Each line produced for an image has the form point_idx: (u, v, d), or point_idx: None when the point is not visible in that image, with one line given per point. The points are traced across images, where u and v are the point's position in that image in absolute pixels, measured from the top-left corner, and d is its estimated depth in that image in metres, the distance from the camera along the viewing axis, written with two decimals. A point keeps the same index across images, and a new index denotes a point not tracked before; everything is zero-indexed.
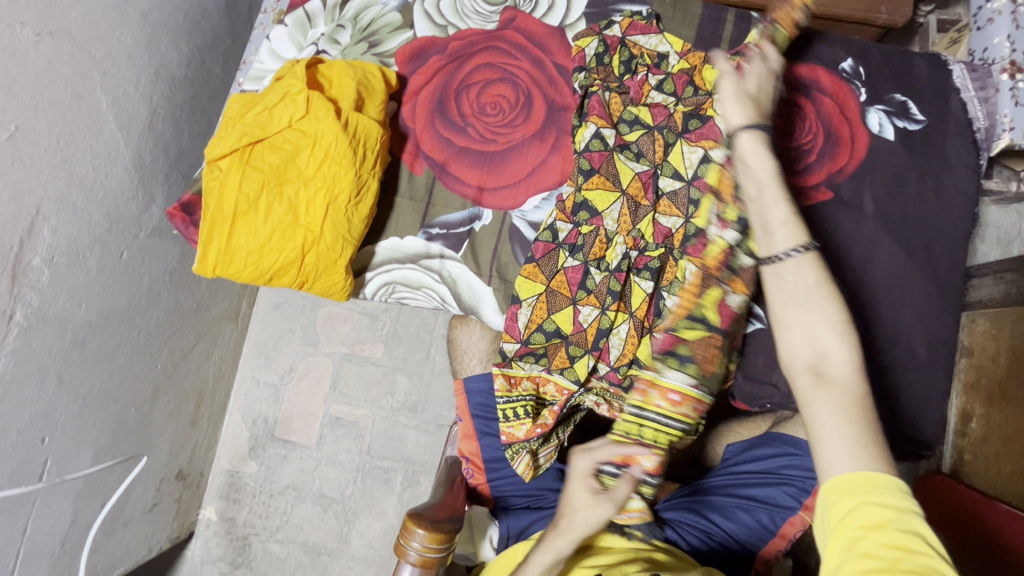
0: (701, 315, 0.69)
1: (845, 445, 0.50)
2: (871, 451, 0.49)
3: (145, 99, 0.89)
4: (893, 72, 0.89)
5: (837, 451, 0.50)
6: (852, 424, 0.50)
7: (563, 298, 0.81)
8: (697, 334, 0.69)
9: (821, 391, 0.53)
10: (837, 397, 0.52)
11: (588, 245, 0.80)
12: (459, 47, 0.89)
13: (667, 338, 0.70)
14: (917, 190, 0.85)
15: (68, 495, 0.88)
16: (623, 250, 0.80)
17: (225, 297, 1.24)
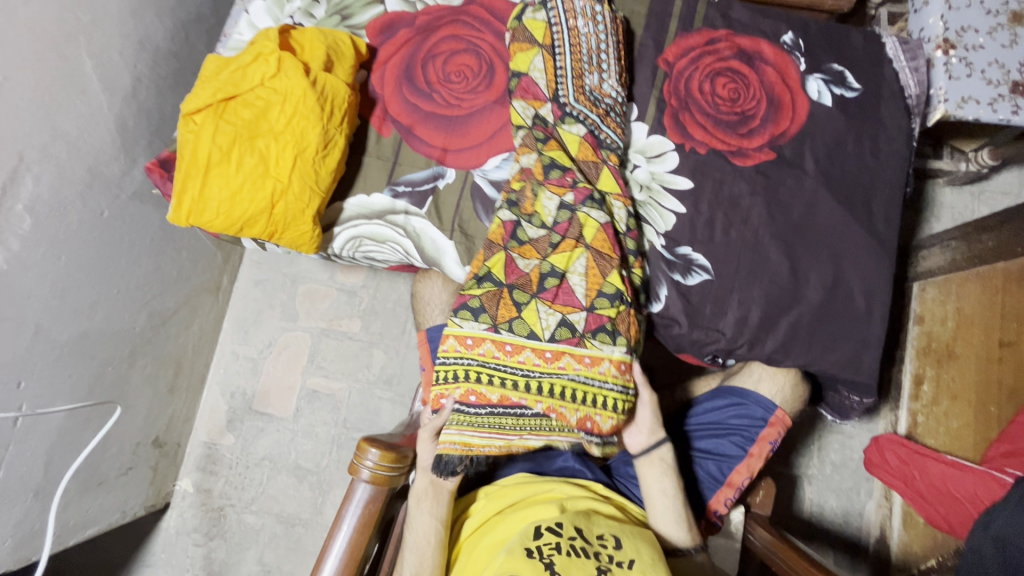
0: (612, 292, 0.82)
1: (671, 517, 0.80)
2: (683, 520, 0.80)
3: (129, 67, 0.94)
4: (831, 44, 0.95)
5: (664, 519, 0.81)
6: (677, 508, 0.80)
7: (496, 244, 0.83)
8: (619, 309, 0.82)
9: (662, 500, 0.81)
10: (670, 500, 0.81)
11: (521, 199, 0.85)
12: (426, 20, 0.95)
13: (592, 317, 0.81)
14: (855, 150, 0.91)
15: (42, 444, 0.90)
16: (553, 202, 0.85)
17: (206, 269, 1.28)
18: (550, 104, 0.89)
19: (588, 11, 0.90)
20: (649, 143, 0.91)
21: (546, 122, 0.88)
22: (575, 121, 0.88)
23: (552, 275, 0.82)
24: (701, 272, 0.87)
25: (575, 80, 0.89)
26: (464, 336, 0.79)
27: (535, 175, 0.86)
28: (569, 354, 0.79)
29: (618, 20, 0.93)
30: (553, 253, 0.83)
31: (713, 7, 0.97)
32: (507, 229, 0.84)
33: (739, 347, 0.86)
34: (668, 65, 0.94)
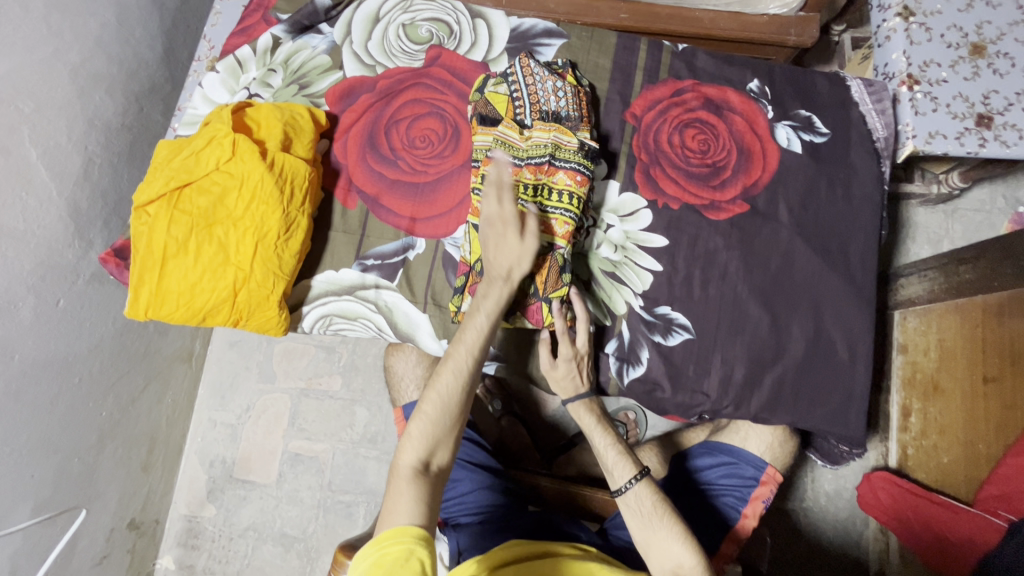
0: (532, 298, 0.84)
1: (646, 496, 0.79)
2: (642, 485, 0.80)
3: (78, 149, 0.91)
4: (797, 89, 0.95)
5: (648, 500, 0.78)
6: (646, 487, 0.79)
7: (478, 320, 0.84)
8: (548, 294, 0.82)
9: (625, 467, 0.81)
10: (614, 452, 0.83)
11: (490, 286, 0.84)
12: (388, 84, 0.93)
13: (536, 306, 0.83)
14: (827, 197, 0.90)
15: (4, 553, 0.85)
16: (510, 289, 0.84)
17: (176, 338, 1.24)
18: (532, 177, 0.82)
19: (549, 85, 0.88)
20: (622, 201, 0.90)
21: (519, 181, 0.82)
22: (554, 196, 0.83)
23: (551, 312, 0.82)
24: (682, 331, 0.85)
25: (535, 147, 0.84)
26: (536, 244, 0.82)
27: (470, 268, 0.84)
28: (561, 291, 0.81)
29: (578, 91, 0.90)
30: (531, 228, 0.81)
31: (677, 57, 0.97)
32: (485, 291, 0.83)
33: (725, 408, 0.84)
34: (636, 119, 0.93)
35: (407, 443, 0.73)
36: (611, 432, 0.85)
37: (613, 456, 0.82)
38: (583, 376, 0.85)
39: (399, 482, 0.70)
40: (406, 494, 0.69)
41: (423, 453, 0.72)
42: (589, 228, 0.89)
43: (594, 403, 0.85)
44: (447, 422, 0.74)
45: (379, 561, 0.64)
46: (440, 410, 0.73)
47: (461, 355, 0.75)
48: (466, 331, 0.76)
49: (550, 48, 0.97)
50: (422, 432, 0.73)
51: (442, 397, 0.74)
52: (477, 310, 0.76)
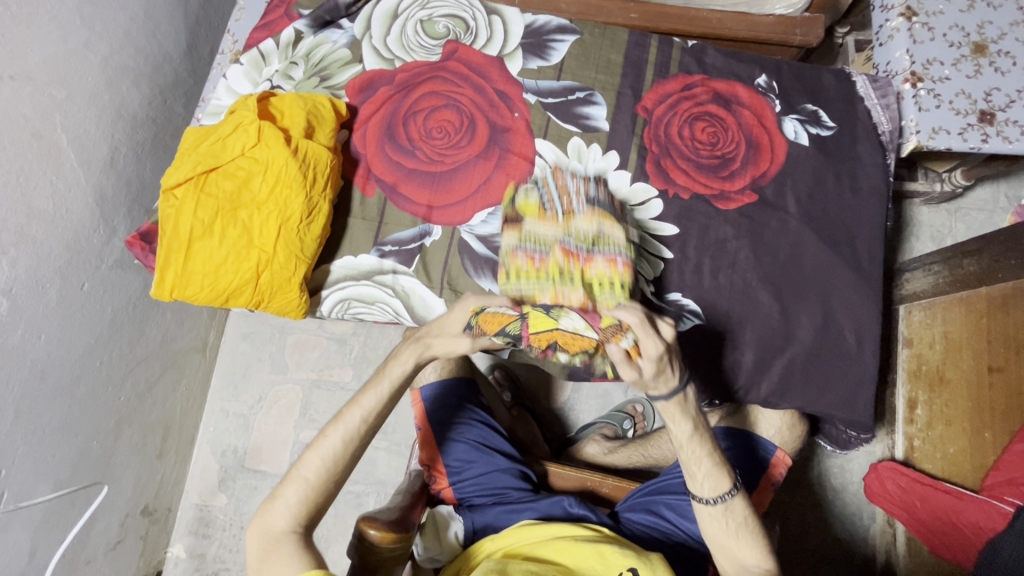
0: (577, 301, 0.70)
1: (710, 483, 0.72)
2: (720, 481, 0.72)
3: (106, 137, 0.93)
4: (803, 85, 0.98)
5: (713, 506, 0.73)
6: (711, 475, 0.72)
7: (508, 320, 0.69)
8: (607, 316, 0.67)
9: (710, 470, 0.72)
10: (702, 454, 0.72)
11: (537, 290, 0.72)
12: (406, 78, 0.96)
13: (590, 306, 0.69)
14: (835, 188, 0.92)
15: (25, 530, 0.87)
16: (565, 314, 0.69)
17: (192, 327, 1.26)
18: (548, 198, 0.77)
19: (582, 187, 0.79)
20: (633, 190, 0.92)
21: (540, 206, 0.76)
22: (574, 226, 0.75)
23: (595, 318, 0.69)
24: (692, 317, 0.87)
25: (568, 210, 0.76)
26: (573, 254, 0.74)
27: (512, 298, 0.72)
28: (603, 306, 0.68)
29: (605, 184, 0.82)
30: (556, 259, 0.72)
31: (687, 53, 1.00)
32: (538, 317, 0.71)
33: (735, 391, 0.87)
34: (647, 112, 0.96)
35: (273, 504, 0.70)
36: (707, 438, 0.73)
37: (705, 467, 0.72)
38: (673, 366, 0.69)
39: (275, 543, 0.67)
40: (285, 553, 0.66)
41: (297, 516, 0.69)
42: None
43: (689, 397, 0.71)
44: (324, 484, 0.71)
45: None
46: (320, 472, 0.70)
47: (354, 419, 0.72)
48: (365, 399, 0.72)
49: (563, 43, 0.99)
50: (295, 497, 0.70)
51: (324, 460, 0.71)
52: (384, 377, 0.73)
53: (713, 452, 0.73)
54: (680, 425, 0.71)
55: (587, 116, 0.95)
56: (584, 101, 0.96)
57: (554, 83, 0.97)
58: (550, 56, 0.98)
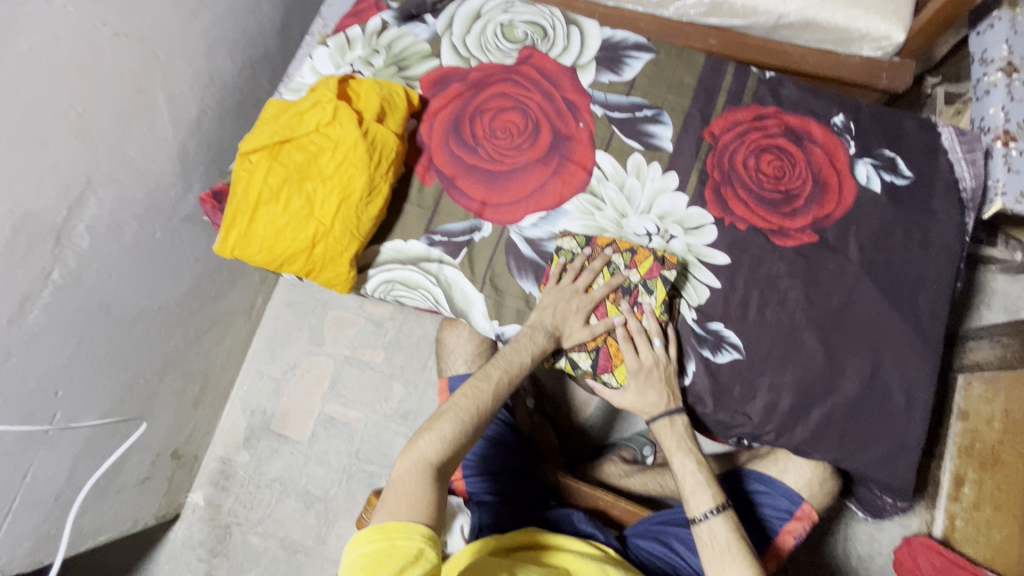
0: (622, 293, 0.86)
1: (702, 500, 0.80)
2: (704, 493, 0.80)
3: (197, 100, 1.01)
4: (883, 129, 0.94)
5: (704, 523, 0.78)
6: (703, 491, 0.81)
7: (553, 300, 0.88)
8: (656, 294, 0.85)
9: (698, 484, 0.81)
10: (686, 463, 0.83)
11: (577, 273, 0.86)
12: (479, 77, 0.98)
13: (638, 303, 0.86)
14: (903, 240, 0.88)
15: (70, 449, 0.93)
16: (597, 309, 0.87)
17: (243, 288, 1.33)
18: (589, 249, 0.88)
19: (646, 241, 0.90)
20: (688, 214, 0.91)
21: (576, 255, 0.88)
22: (610, 260, 0.88)
23: (626, 293, 0.86)
24: (732, 350, 0.85)
25: (630, 265, 0.87)
26: (635, 263, 0.87)
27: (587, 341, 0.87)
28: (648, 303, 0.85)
29: (670, 264, 0.86)
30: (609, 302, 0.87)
31: (763, 83, 0.98)
32: (607, 361, 0.87)
33: (766, 433, 0.84)
34: (714, 137, 0.94)
35: (429, 435, 0.73)
36: (694, 456, 0.84)
37: (693, 483, 0.82)
38: (661, 388, 0.83)
39: (417, 475, 0.69)
40: (421, 492, 0.67)
41: (446, 452, 0.72)
42: (652, 236, 0.90)
43: (676, 420, 0.83)
44: (469, 436, 0.75)
45: (383, 554, 0.61)
46: (463, 427, 0.75)
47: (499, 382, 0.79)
48: (508, 360, 0.81)
49: (638, 60, 1.00)
50: (450, 433, 0.74)
51: (472, 412, 0.76)
52: (520, 348, 0.82)
53: (705, 472, 0.83)
54: (664, 435, 0.84)
55: (652, 135, 0.95)
56: (651, 119, 0.96)
57: (623, 99, 0.97)
58: (622, 72, 0.99)
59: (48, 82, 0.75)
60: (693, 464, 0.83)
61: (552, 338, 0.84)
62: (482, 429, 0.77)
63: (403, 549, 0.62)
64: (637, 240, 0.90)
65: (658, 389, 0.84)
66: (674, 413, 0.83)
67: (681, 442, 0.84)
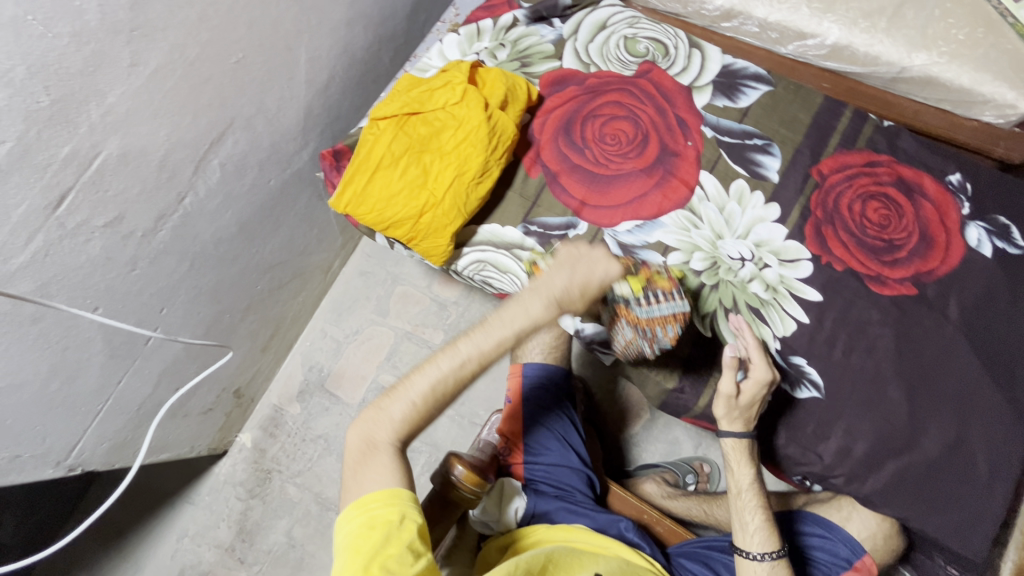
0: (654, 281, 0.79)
1: (764, 539, 0.82)
2: (768, 533, 0.82)
3: (330, 65, 1.08)
4: (1000, 195, 0.92)
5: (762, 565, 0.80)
6: (768, 531, 0.82)
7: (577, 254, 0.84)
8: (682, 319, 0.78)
9: (760, 522, 0.83)
10: (750, 496, 0.85)
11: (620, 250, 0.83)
12: (596, 83, 1.02)
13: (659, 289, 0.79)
14: (1007, 309, 0.86)
15: (160, 365, 0.99)
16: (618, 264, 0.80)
17: (326, 249, 1.39)
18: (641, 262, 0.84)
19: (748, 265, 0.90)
20: (785, 246, 0.91)
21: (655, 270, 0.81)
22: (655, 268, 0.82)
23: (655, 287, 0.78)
24: (811, 388, 0.84)
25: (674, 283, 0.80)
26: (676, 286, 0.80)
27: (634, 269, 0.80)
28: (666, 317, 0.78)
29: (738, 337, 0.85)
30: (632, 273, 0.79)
31: (880, 131, 0.98)
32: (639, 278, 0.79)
33: (835, 477, 0.83)
34: (821, 176, 0.94)
35: (378, 414, 0.65)
36: (759, 494, 0.85)
37: (756, 521, 0.83)
38: (756, 407, 0.84)
39: (371, 455, 0.64)
40: (385, 464, 0.63)
41: (397, 431, 0.64)
42: (746, 261, 0.90)
43: (752, 449, 0.85)
44: (434, 412, 0.66)
45: (366, 527, 0.61)
46: (428, 400, 0.64)
47: (470, 359, 0.64)
48: (488, 333, 0.65)
49: (755, 90, 1.01)
50: (398, 415, 0.64)
51: (434, 394, 0.64)
52: (508, 321, 0.64)
53: (766, 510, 0.84)
54: (736, 463, 0.85)
55: (758, 164, 0.96)
56: (761, 149, 0.97)
57: (735, 124, 0.99)
58: (738, 99, 1.00)
59: (222, 27, 0.82)
60: (755, 499, 0.84)
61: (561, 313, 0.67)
62: (450, 399, 0.66)
63: (384, 517, 0.61)
64: (732, 263, 0.90)
65: (737, 411, 0.83)
66: (751, 435, 0.85)
67: (750, 475, 0.85)
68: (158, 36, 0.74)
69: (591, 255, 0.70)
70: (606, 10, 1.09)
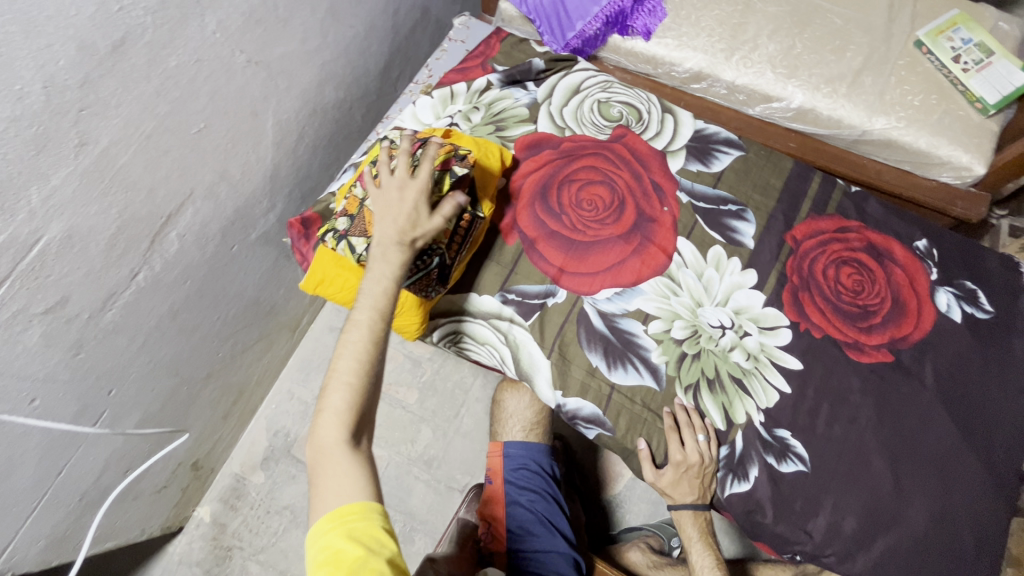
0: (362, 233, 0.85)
1: None
2: None
3: (299, 127, 1.05)
4: (964, 260, 0.95)
5: None
6: None
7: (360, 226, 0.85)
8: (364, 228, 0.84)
9: None
10: (701, 556, 0.89)
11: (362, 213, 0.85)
12: (571, 146, 1.01)
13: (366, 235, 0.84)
14: (980, 374, 0.87)
15: (106, 450, 0.91)
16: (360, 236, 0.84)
17: (293, 308, 1.34)
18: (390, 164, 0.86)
19: (728, 335, 0.89)
20: (764, 313, 0.90)
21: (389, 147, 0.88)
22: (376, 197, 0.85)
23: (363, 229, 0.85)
24: (797, 461, 0.83)
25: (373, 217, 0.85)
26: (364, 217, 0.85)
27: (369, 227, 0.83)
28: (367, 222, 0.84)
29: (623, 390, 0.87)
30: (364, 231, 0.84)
31: (848, 197, 1.00)
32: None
33: (826, 555, 0.80)
34: (795, 242, 0.96)
35: (323, 415, 0.61)
36: (711, 552, 0.89)
37: None
38: (695, 482, 0.84)
39: (332, 455, 0.60)
40: (353, 478, 0.59)
41: (348, 421, 0.61)
42: (726, 329, 0.89)
43: (702, 517, 0.88)
44: (372, 392, 0.63)
45: (343, 541, 0.56)
46: (359, 374, 0.62)
47: (368, 320, 0.64)
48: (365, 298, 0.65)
49: (727, 155, 1.03)
50: (343, 402, 0.61)
51: (367, 368, 0.63)
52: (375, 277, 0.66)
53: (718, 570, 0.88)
54: (687, 526, 0.89)
55: (734, 230, 0.97)
56: (735, 214, 0.98)
57: (709, 189, 1.00)
58: (711, 164, 1.01)
59: (182, 98, 0.78)
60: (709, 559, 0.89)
61: (405, 246, 0.68)
62: (379, 367, 0.63)
63: (364, 530, 0.57)
64: (711, 330, 0.89)
65: (697, 482, 0.84)
66: (698, 510, 0.86)
67: (701, 534, 0.89)
68: (110, 112, 0.69)
69: (406, 190, 0.71)
70: (579, 75, 1.11)
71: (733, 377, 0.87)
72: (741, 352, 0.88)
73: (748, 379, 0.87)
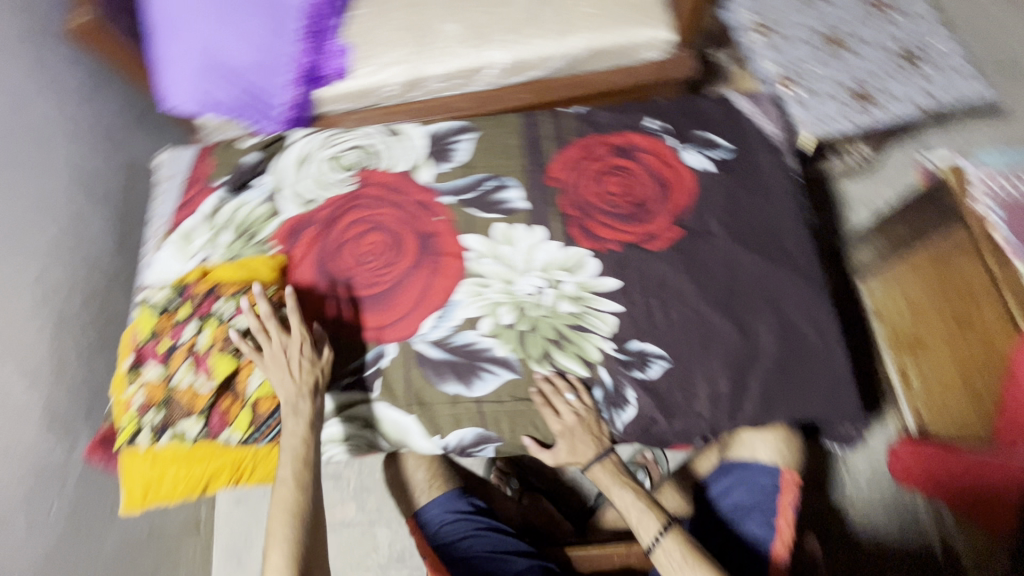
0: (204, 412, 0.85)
1: (651, 521, 0.85)
2: (653, 513, 0.86)
3: (50, 353, 0.95)
4: (690, 117, 1.05)
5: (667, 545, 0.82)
6: (650, 510, 0.86)
7: (185, 405, 0.85)
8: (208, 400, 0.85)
9: (643, 512, 0.86)
10: (629, 493, 0.89)
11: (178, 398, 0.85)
12: (326, 213, 1.00)
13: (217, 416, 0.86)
14: (749, 200, 0.97)
15: None
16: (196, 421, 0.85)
17: (180, 510, 1.22)
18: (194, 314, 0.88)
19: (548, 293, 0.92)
20: (566, 256, 0.94)
21: (170, 308, 0.90)
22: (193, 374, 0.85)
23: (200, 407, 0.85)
24: (658, 360, 0.88)
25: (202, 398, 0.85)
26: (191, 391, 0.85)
27: (191, 404, 0.85)
28: (198, 394, 0.85)
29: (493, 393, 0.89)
30: (205, 405, 0.85)
31: (579, 119, 1.07)
32: (220, 419, 0.86)
33: (722, 421, 0.87)
34: (558, 181, 1.00)
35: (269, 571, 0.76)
36: (633, 487, 0.90)
37: (636, 512, 0.87)
38: (588, 436, 0.89)
39: None
40: None
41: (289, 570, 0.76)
42: (544, 289, 0.92)
43: (614, 462, 0.91)
44: (307, 534, 0.79)
45: None
46: (294, 530, 0.78)
47: (293, 476, 0.82)
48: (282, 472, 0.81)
49: (463, 142, 1.06)
50: (286, 554, 0.77)
51: (294, 518, 0.79)
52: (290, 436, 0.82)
53: (644, 496, 0.89)
54: (601, 475, 0.91)
55: (503, 201, 0.99)
56: (497, 187, 1.01)
57: (463, 180, 1.02)
58: (453, 157, 1.04)
59: None
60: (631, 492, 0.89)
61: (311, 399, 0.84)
62: (315, 506, 0.82)
63: None
64: (533, 298, 0.92)
65: (587, 436, 0.89)
66: (604, 458, 0.90)
67: (618, 475, 0.91)
68: None
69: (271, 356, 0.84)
70: (300, 145, 1.09)
71: (572, 326, 0.90)
72: (568, 301, 0.91)
73: (585, 320, 0.90)
